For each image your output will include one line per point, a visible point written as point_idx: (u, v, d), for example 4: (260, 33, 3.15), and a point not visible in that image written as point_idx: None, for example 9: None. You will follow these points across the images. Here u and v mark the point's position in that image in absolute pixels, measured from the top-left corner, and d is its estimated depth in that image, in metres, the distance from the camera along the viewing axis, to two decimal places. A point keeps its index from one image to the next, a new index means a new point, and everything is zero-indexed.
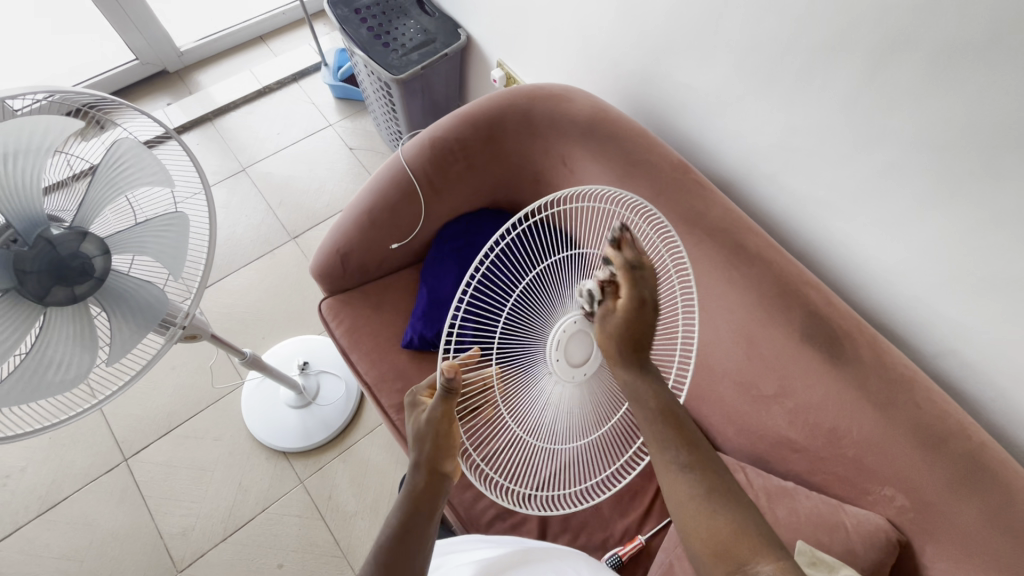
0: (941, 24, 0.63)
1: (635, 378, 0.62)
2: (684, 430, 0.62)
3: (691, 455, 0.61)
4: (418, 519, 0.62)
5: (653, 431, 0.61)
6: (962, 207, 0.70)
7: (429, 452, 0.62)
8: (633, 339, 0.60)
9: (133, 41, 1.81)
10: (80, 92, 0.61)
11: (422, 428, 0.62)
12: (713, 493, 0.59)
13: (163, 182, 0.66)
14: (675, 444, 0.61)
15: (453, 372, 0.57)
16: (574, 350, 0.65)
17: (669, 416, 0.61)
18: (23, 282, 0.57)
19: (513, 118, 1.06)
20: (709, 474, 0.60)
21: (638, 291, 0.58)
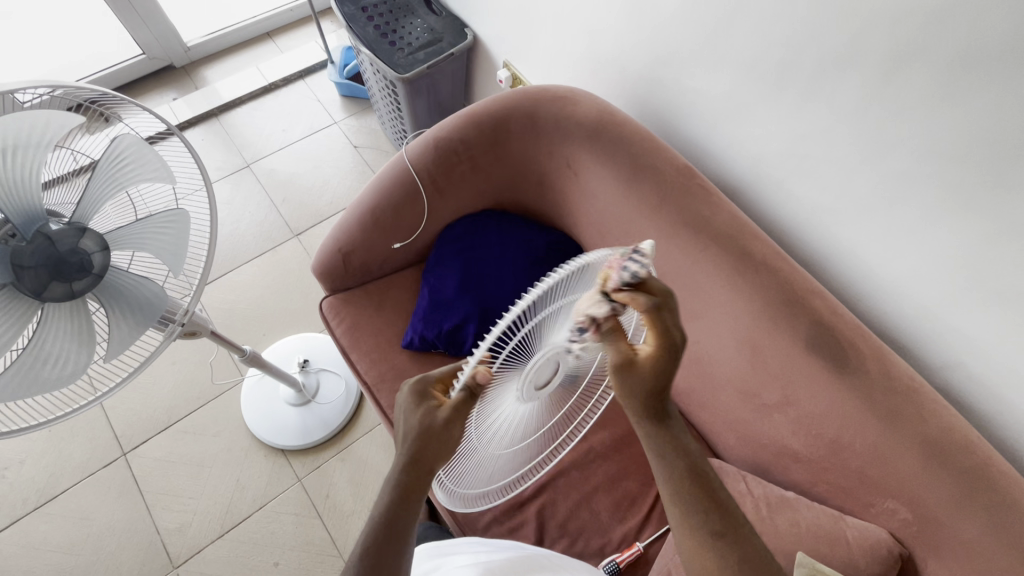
0: (956, 34, 0.62)
1: (660, 440, 0.63)
2: (715, 494, 0.61)
3: (721, 522, 0.60)
4: (403, 513, 0.62)
5: (681, 495, 0.61)
6: (972, 218, 0.70)
7: (426, 444, 0.61)
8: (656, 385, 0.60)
9: (140, 36, 1.81)
10: (83, 87, 0.58)
11: (432, 422, 0.61)
12: (745, 564, 0.57)
13: (165, 178, 0.65)
14: (703, 509, 0.60)
15: (485, 377, 0.57)
16: (542, 372, 0.68)
17: (696, 479, 0.62)
18: (19, 278, 0.57)
19: (518, 120, 1.05)
20: (742, 544, 0.59)
21: (661, 333, 0.58)
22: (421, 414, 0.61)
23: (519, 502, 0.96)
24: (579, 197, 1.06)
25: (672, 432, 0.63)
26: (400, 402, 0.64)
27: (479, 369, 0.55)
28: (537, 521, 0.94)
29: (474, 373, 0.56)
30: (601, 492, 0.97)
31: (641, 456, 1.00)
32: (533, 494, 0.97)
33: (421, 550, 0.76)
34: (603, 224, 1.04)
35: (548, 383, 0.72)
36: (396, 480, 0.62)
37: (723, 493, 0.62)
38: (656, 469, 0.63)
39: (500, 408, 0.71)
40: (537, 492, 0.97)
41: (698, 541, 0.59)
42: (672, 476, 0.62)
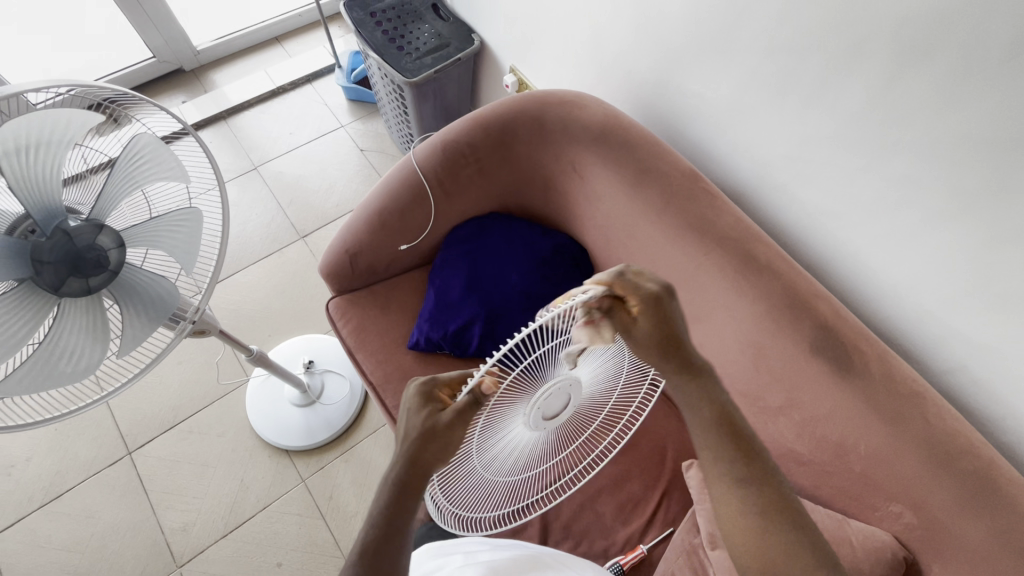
0: (958, 41, 0.63)
1: (689, 388, 0.66)
2: (742, 440, 0.66)
3: (745, 468, 0.65)
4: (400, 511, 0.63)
5: (708, 440, 0.66)
6: (975, 223, 0.70)
7: (422, 441, 0.60)
8: (665, 333, 0.62)
9: (151, 39, 1.83)
10: (102, 87, 0.58)
11: (434, 423, 0.59)
12: (768, 506, 0.63)
13: (179, 177, 0.67)
14: (728, 456, 0.65)
15: (492, 389, 0.54)
16: (552, 399, 0.64)
17: (723, 425, 0.66)
18: (39, 273, 0.58)
19: (526, 124, 1.06)
20: (767, 486, 0.64)
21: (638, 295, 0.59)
22: (423, 414, 0.60)
23: None
24: (585, 201, 1.07)
25: (702, 378, 0.67)
26: (406, 398, 0.63)
27: (488, 382, 0.53)
28: (541, 522, 0.95)
29: (481, 385, 0.54)
30: (604, 493, 0.97)
31: (646, 459, 1.01)
32: None
33: (424, 550, 0.76)
34: (608, 227, 1.05)
35: (557, 413, 0.69)
36: (395, 474, 0.63)
37: (749, 439, 0.66)
38: (685, 413, 0.68)
39: (505, 433, 0.68)
40: None
41: (721, 485, 0.65)
42: (702, 422, 0.67)
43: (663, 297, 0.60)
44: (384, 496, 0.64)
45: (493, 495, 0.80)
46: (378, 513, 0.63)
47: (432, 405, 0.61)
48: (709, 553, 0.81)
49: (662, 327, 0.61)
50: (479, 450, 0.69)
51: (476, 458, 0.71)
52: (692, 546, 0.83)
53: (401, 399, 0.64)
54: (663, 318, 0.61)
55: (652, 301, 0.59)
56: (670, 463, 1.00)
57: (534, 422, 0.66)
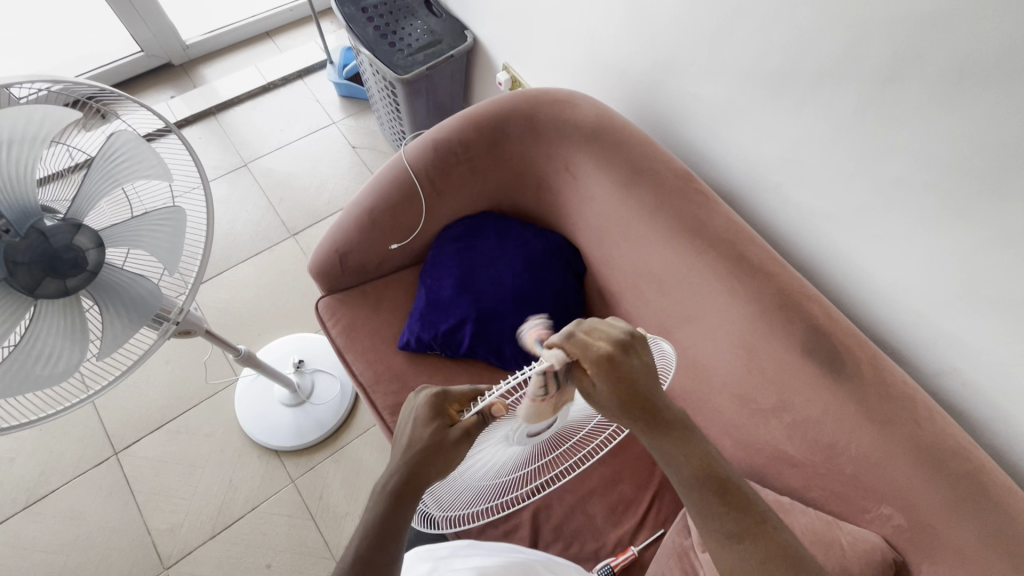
0: (953, 40, 0.62)
1: (664, 444, 0.63)
2: (732, 496, 0.63)
3: (738, 523, 0.62)
4: (394, 516, 0.61)
5: (694, 498, 0.63)
6: (967, 226, 0.70)
7: (425, 452, 0.62)
8: (629, 393, 0.60)
9: (139, 33, 1.81)
10: (81, 83, 0.56)
11: (443, 439, 0.63)
12: (767, 562, 0.60)
13: (161, 175, 0.65)
14: (718, 512, 0.62)
15: (502, 412, 0.56)
16: (539, 425, 0.65)
17: (711, 483, 0.62)
18: (13, 273, 0.56)
19: (518, 122, 1.05)
20: (764, 541, 0.61)
21: (598, 360, 0.58)
22: (432, 425, 0.64)
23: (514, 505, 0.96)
24: (578, 200, 1.06)
25: (678, 432, 0.64)
26: (416, 402, 0.66)
27: (497, 407, 0.56)
28: (531, 525, 0.94)
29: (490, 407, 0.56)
30: (596, 495, 0.97)
31: (637, 460, 1.00)
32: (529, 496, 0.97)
33: (411, 554, 0.75)
34: (601, 228, 1.04)
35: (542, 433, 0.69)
36: (391, 481, 0.63)
37: (741, 495, 0.63)
38: (665, 469, 0.65)
39: (485, 450, 0.69)
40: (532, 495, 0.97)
41: (717, 542, 0.62)
42: (684, 482, 0.63)
43: (619, 356, 0.59)
44: (378, 502, 0.62)
45: (478, 494, 0.83)
46: (372, 520, 0.61)
47: (438, 415, 0.64)
48: (699, 555, 0.80)
49: (623, 388, 0.59)
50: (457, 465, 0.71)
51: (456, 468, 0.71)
52: (682, 548, 0.83)
53: (410, 405, 0.68)
54: (621, 378, 0.59)
55: (606, 364, 0.58)
56: (661, 464, 1.00)
57: (515, 438, 0.67)
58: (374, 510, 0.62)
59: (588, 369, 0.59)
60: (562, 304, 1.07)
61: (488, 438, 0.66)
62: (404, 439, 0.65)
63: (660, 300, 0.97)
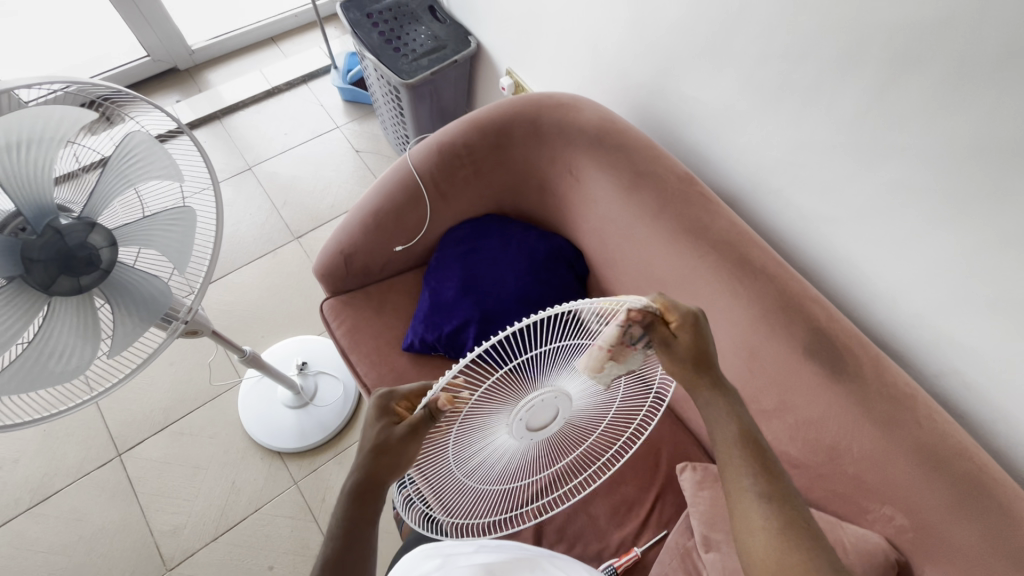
0: (952, 46, 0.63)
1: (716, 401, 0.64)
2: (767, 459, 0.62)
3: (769, 485, 0.60)
4: (354, 519, 0.63)
5: (731, 459, 0.62)
6: (967, 228, 0.71)
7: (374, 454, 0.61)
8: (701, 351, 0.61)
9: (145, 38, 1.82)
10: (97, 85, 0.57)
11: (388, 436, 0.60)
12: (791, 524, 0.57)
13: (173, 176, 0.66)
14: (753, 473, 0.61)
15: (448, 405, 0.55)
16: (538, 413, 0.65)
17: (750, 444, 0.62)
18: (28, 271, 0.57)
19: (522, 126, 1.06)
20: (790, 504, 0.59)
21: (689, 314, 0.60)
22: (377, 428, 0.62)
23: None
24: (581, 203, 1.07)
25: (730, 394, 0.65)
26: (365, 410, 0.64)
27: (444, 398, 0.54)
28: (535, 526, 0.95)
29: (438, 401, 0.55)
30: (599, 496, 0.97)
31: (639, 462, 1.01)
32: None
33: (416, 553, 0.73)
34: (603, 230, 1.05)
35: (542, 427, 0.70)
36: (349, 485, 0.64)
37: (773, 461, 0.62)
38: (711, 428, 0.65)
39: (489, 440, 0.68)
40: None
41: (745, 501, 0.59)
42: (725, 441, 0.63)
43: (701, 317, 0.61)
44: (341, 504, 0.64)
45: (485, 498, 0.79)
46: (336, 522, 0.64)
47: (387, 417, 0.62)
48: (703, 555, 0.81)
49: (700, 345, 0.61)
50: (460, 455, 0.68)
51: (459, 459, 0.69)
52: (685, 549, 0.83)
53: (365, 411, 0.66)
54: (700, 336, 0.61)
55: (692, 319, 0.60)
56: (664, 466, 1.00)
57: (518, 431, 0.67)
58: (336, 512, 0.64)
59: (674, 323, 0.59)
60: (564, 305, 1.08)
61: (491, 429, 0.65)
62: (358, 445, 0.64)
63: None
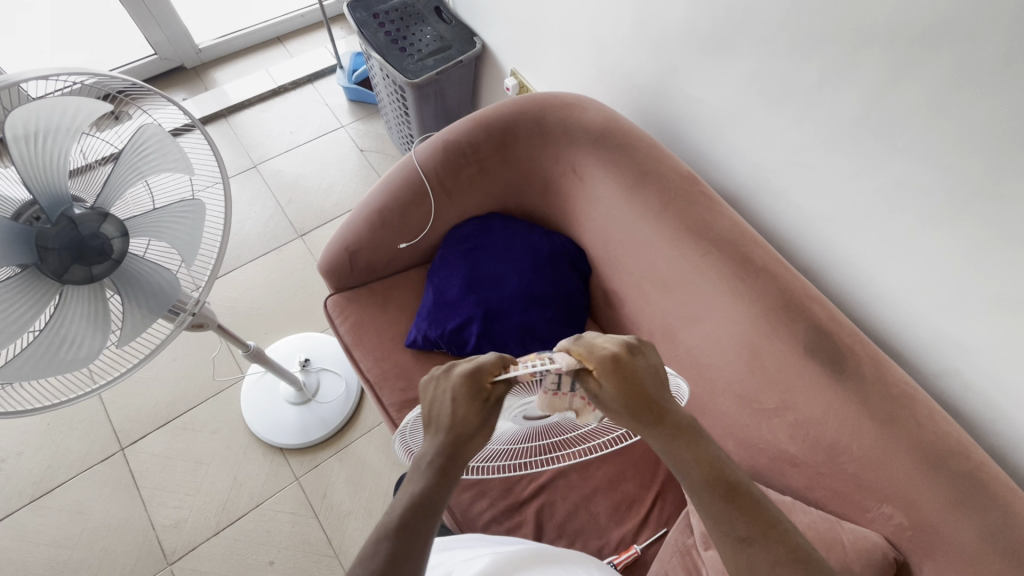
0: (952, 49, 0.64)
1: (677, 448, 0.63)
2: (741, 496, 0.62)
3: (750, 527, 0.61)
4: (439, 493, 0.60)
5: (705, 504, 0.62)
6: (967, 229, 0.72)
7: (474, 429, 0.62)
8: (633, 394, 0.60)
9: (153, 36, 1.84)
10: (116, 77, 0.59)
11: (485, 409, 0.62)
12: (778, 566, 0.59)
13: (183, 169, 0.67)
14: (727, 516, 0.61)
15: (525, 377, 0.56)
16: (539, 410, 0.69)
17: (720, 485, 0.62)
18: (43, 259, 0.58)
19: (526, 125, 1.07)
20: (774, 544, 0.60)
21: (602, 358, 0.60)
22: (473, 405, 0.61)
23: (519, 501, 0.97)
24: (584, 202, 1.08)
25: (691, 438, 0.64)
26: (450, 385, 0.62)
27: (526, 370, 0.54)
28: (536, 522, 0.95)
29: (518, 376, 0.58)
30: (600, 493, 0.98)
31: (640, 460, 1.01)
32: (533, 494, 0.98)
33: None
34: (607, 230, 1.06)
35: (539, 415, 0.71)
36: (436, 455, 0.61)
37: (752, 496, 0.63)
38: (677, 474, 0.64)
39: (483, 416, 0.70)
40: (537, 492, 0.98)
41: (728, 547, 0.61)
42: (694, 488, 0.63)
43: (620, 355, 0.60)
44: (424, 476, 0.60)
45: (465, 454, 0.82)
46: (417, 493, 0.59)
47: (478, 394, 0.61)
48: (703, 552, 0.81)
49: (629, 388, 0.60)
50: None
51: None
52: (685, 546, 0.83)
53: (438, 387, 0.64)
54: (626, 377, 0.60)
55: (609, 362, 0.60)
56: (664, 464, 1.01)
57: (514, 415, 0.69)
58: (418, 482, 0.60)
59: (593, 370, 0.60)
60: (567, 304, 1.08)
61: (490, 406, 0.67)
62: (446, 420, 0.61)
63: (664, 301, 0.98)
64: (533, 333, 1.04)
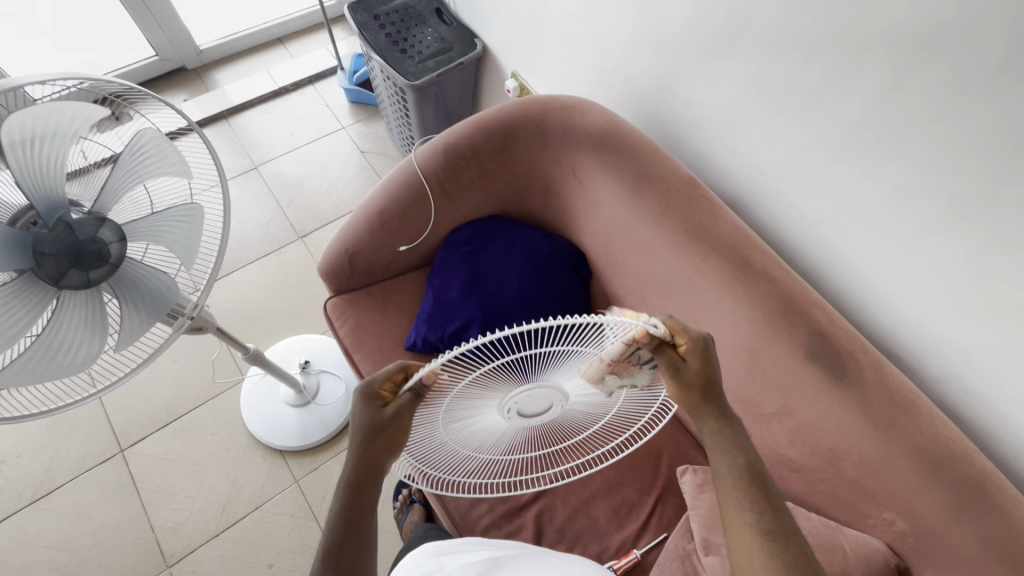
0: (953, 54, 0.64)
1: (721, 433, 0.65)
2: (767, 491, 0.63)
3: (772, 521, 0.61)
4: (363, 504, 0.69)
5: (735, 494, 0.63)
6: (969, 234, 0.71)
7: (375, 443, 0.63)
8: (710, 377, 0.62)
9: (154, 37, 1.84)
10: (111, 81, 0.58)
11: (378, 423, 0.61)
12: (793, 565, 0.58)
13: (182, 173, 0.66)
14: (755, 506, 0.62)
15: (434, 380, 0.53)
16: (533, 402, 0.64)
17: (752, 479, 0.63)
18: (39, 264, 0.59)
19: (526, 128, 1.07)
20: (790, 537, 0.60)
21: (699, 338, 0.60)
22: (367, 421, 0.62)
23: (518, 506, 0.97)
24: (584, 205, 1.07)
25: (734, 426, 0.66)
26: (353, 406, 0.64)
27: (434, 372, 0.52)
28: (535, 526, 0.95)
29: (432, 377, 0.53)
30: (599, 498, 0.98)
31: (640, 464, 1.01)
32: (532, 498, 0.98)
33: (422, 547, 0.76)
34: (608, 233, 1.05)
35: (539, 414, 0.69)
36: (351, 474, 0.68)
37: (773, 493, 0.63)
38: (714, 459, 0.66)
39: (480, 423, 0.68)
40: (536, 496, 0.98)
41: (747, 535, 0.60)
42: (728, 478, 0.64)
43: (710, 340, 0.62)
44: (343, 492, 0.68)
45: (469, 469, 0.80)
46: (339, 509, 0.69)
47: (373, 409, 0.61)
48: (702, 558, 0.81)
49: (707, 372, 0.62)
50: (449, 424, 0.67)
51: (445, 435, 0.70)
52: (686, 552, 0.83)
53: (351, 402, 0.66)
54: (709, 361, 0.61)
55: (700, 344, 0.60)
56: (664, 469, 1.01)
57: (510, 415, 0.66)
58: (339, 500, 0.69)
59: (683, 347, 0.60)
60: (568, 307, 1.08)
61: (478, 407, 0.63)
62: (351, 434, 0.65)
63: (665, 305, 0.98)
64: None
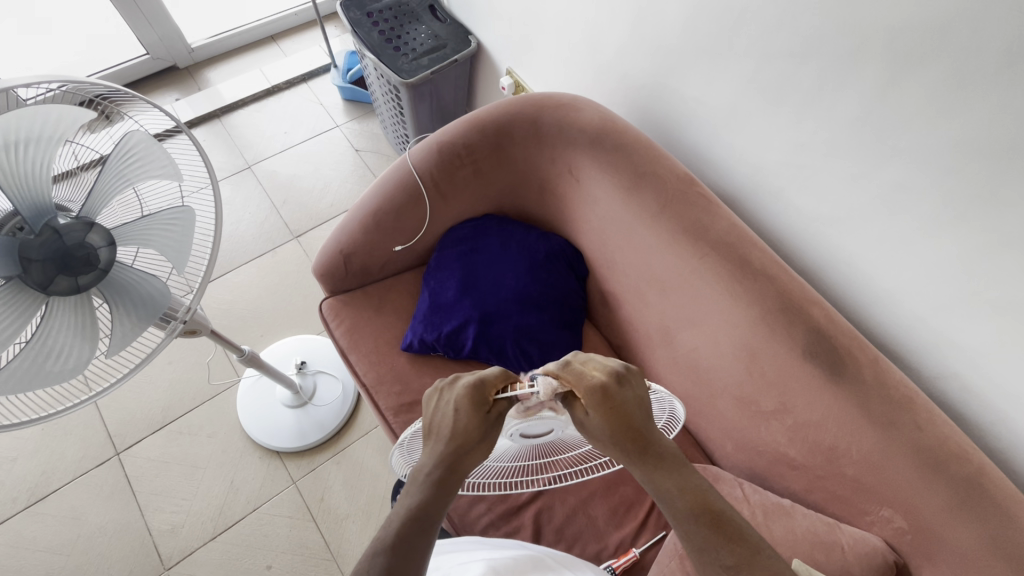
0: (952, 50, 0.63)
1: (656, 476, 0.61)
2: (726, 527, 0.60)
3: (733, 556, 0.58)
4: (436, 506, 0.60)
5: (684, 535, 0.60)
6: (966, 232, 0.71)
7: (478, 438, 0.62)
8: (620, 425, 0.59)
9: (144, 36, 1.82)
10: (93, 83, 0.56)
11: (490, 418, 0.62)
12: None
13: (172, 175, 0.66)
14: (708, 547, 0.58)
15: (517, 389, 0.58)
16: (535, 427, 0.67)
17: (702, 514, 0.60)
18: (26, 270, 0.57)
19: (519, 126, 1.06)
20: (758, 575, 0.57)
21: (589, 390, 0.58)
22: (476, 416, 0.61)
23: (516, 506, 0.97)
24: (580, 202, 1.07)
25: (669, 466, 0.62)
26: (455, 395, 0.62)
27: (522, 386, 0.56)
28: (534, 526, 0.95)
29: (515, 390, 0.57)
30: (598, 497, 0.97)
31: None
32: (532, 497, 0.98)
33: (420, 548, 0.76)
34: (604, 232, 1.05)
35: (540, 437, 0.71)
36: (434, 467, 0.61)
37: (735, 525, 0.60)
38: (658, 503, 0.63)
39: None
40: (535, 496, 0.97)
41: None
42: (676, 518, 0.61)
43: (610, 387, 0.58)
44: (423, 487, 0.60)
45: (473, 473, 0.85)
46: (416, 504, 0.59)
47: (483, 405, 0.62)
48: None
49: (615, 421, 0.59)
50: None
51: None
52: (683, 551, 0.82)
53: (442, 398, 0.64)
54: (613, 412, 0.58)
55: (598, 393, 0.58)
56: None
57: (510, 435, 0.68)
58: (419, 494, 0.60)
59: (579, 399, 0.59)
60: (563, 306, 1.08)
61: None
62: (447, 428, 0.62)
63: (663, 304, 0.98)
64: (530, 334, 1.03)
